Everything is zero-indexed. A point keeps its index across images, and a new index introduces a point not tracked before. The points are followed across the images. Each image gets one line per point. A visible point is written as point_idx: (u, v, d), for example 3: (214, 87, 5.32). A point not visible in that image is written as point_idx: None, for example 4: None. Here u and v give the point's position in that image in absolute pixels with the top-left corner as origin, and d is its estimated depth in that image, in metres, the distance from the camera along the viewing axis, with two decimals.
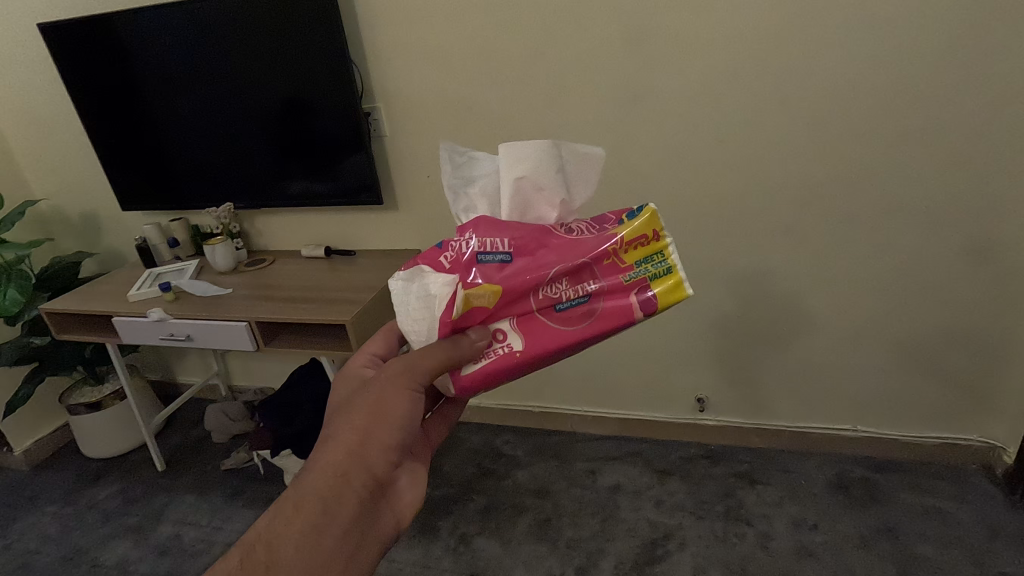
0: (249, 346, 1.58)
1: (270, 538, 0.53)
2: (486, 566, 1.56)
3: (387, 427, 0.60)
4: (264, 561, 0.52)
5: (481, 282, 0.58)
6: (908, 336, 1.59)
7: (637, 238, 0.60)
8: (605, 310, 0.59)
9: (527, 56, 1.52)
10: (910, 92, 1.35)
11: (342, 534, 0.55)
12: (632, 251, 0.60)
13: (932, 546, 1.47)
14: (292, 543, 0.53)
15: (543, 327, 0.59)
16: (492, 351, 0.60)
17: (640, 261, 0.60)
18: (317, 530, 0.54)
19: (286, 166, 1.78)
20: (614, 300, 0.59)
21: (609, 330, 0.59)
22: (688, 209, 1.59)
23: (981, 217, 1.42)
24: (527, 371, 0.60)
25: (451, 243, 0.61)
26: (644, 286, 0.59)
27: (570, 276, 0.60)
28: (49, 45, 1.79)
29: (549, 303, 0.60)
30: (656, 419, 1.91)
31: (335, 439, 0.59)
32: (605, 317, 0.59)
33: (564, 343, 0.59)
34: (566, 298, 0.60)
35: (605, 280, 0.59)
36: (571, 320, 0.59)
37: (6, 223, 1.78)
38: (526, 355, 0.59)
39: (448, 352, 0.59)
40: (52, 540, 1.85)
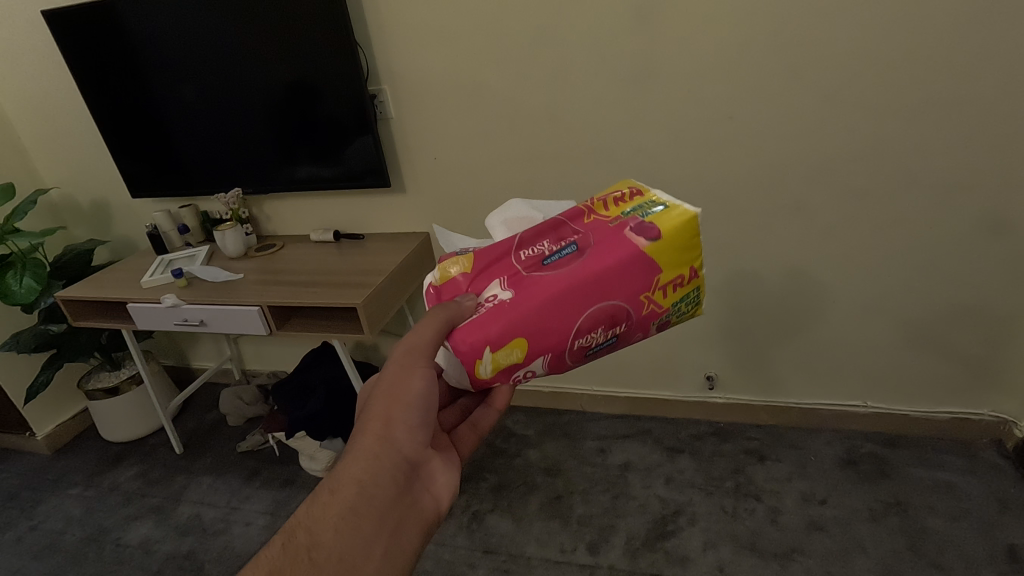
0: (262, 330, 1.60)
1: (307, 524, 0.54)
2: (499, 542, 1.59)
3: (409, 407, 0.62)
4: (307, 545, 0.52)
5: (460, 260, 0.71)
6: (919, 312, 1.58)
7: (612, 199, 0.70)
8: (592, 248, 0.64)
9: (533, 34, 1.51)
10: (924, 64, 1.32)
11: (378, 514, 0.56)
12: (614, 209, 0.68)
13: (942, 519, 1.47)
14: (331, 526, 0.54)
15: (534, 276, 0.64)
16: (483, 305, 0.64)
17: (622, 211, 0.67)
18: (354, 511, 0.55)
19: (293, 151, 1.78)
20: (600, 239, 0.64)
21: (602, 260, 0.62)
22: (697, 187, 1.58)
23: (996, 190, 1.40)
24: (529, 315, 0.61)
25: None
26: (632, 224, 0.65)
27: (552, 237, 0.67)
28: (54, 33, 1.79)
29: (539, 258, 0.66)
30: (665, 398, 1.92)
31: (361, 426, 0.61)
32: (597, 251, 0.63)
33: (563, 281, 0.62)
34: (552, 251, 0.66)
35: (586, 229, 0.66)
36: (562, 263, 0.64)
37: (19, 211, 1.80)
38: (523, 299, 0.62)
39: (439, 308, 0.64)
40: (77, 521, 1.90)
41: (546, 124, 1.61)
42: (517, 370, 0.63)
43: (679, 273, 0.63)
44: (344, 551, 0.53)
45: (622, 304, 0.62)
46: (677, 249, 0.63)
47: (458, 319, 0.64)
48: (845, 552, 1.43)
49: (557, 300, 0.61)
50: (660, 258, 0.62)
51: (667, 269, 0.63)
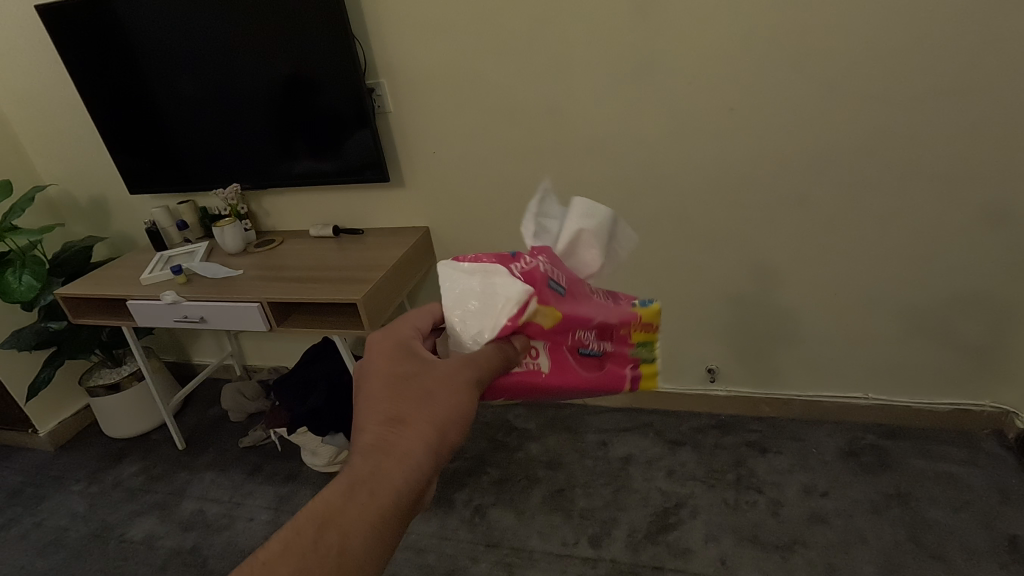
0: (262, 326, 1.60)
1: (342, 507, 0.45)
2: (501, 536, 1.60)
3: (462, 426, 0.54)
4: (338, 550, 0.44)
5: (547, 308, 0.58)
6: (922, 303, 1.57)
7: (644, 327, 0.64)
8: (607, 371, 0.64)
9: (530, 26, 1.49)
10: (926, 53, 1.30)
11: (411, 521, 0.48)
12: (639, 335, 0.65)
13: (943, 510, 1.48)
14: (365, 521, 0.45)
15: (567, 364, 0.62)
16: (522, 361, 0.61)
17: (644, 347, 0.65)
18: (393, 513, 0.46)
19: (291, 146, 1.77)
20: (618, 366, 0.65)
21: (604, 387, 0.64)
22: (699, 179, 1.57)
23: (998, 181, 1.39)
24: (540, 391, 0.62)
25: (522, 256, 0.59)
26: (637, 365, 0.65)
27: (602, 330, 0.63)
28: (48, 28, 1.77)
29: (578, 345, 0.62)
30: (666, 390, 1.92)
31: (412, 417, 0.51)
32: (606, 374, 0.64)
33: (572, 384, 0.62)
34: (591, 344, 0.63)
35: (620, 347, 0.65)
36: (586, 365, 0.63)
37: (17, 208, 1.79)
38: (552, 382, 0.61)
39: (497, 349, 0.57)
40: (81, 517, 1.90)
41: (545, 117, 1.59)
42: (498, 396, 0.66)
43: None
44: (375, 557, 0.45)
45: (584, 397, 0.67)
46: None
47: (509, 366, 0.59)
48: (846, 544, 1.43)
49: (560, 391, 0.63)
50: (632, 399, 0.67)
51: None
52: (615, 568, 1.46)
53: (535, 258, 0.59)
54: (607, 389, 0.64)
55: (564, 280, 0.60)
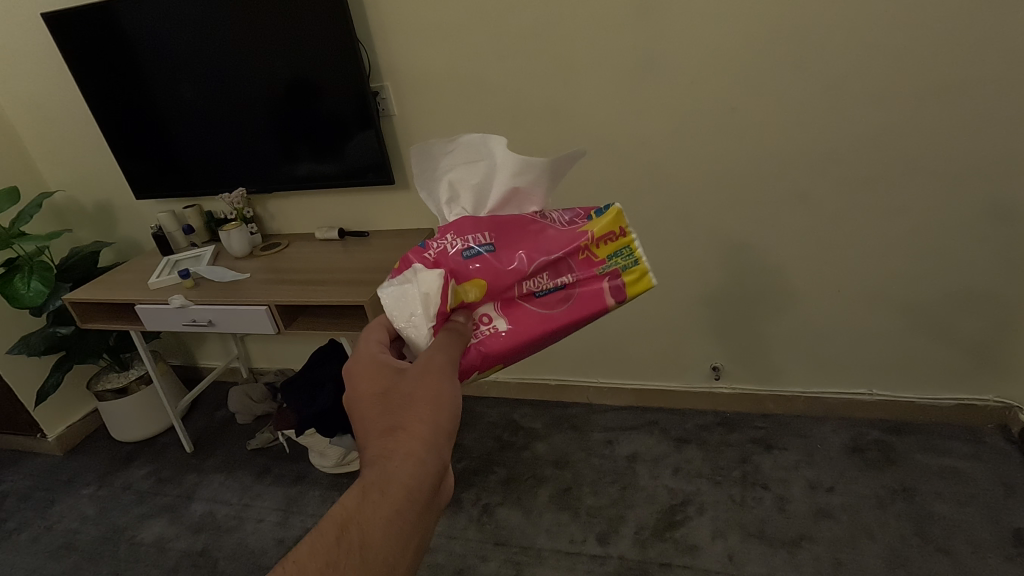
0: (270, 329, 1.61)
1: (358, 521, 0.43)
2: (509, 535, 1.61)
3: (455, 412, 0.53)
4: (358, 539, 0.43)
5: (470, 278, 0.65)
6: (926, 298, 1.58)
7: (606, 234, 0.70)
8: (581, 295, 0.68)
9: (533, 29, 1.50)
10: (924, 52, 1.32)
11: (429, 530, 0.47)
12: (603, 247, 0.70)
13: (948, 504, 1.49)
14: (384, 531, 0.44)
15: (525, 311, 0.67)
16: (479, 330, 0.66)
17: (609, 255, 0.70)
18: (407, 519, 0.45)
19: (294, 149, 1.78)
20: (589, 286, 0.68)
21: (583, 312, 0.67)
22: (701, 178, 1.58)
23: (998, 178, 1.40)
24: (516, 349, 0.66)
25: (432, 244, 0.66)
26: (615, 275, 0.68)
27: (550, 271, 0.68)
28: (55, 35, 1.79)
29: (530, 292, 0.67)
30: (670, 388, 1.93)
31: (403, 425, 0.50)
32: (581, 302, 0.68)
33: (549, 326, 0.67)
34: (544, 286, 0.68)
35: (579, 272, 0.68)
36: (551, 304, 0.68)
37: (25, 215, 1.80)
38: (523, 328, 0.66)
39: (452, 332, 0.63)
40: (91, 520, 1.92)
41: (548, 118, 1.61)
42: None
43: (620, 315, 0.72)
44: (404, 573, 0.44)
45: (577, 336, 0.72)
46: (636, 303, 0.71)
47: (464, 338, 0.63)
48: (852, 540, 1.44)
49: (540, 334, 0.66)
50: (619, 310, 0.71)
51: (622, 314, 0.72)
52: (623, 565, 1.47)
53: (445, 237, 0.66)
54: (589, 309, 0.67)
55: (493, 241, 0.67)
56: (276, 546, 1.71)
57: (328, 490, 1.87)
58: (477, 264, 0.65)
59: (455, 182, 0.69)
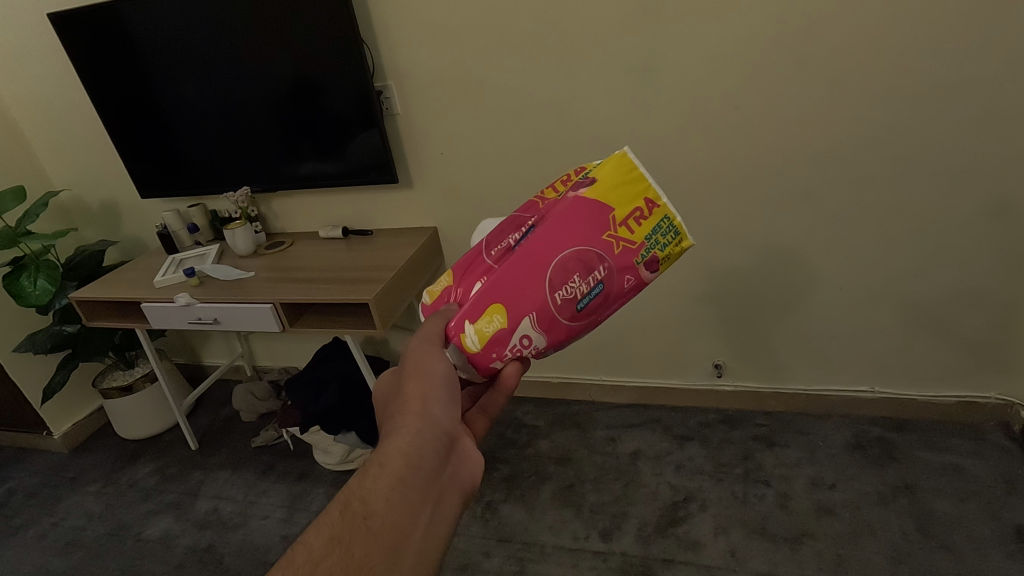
0: (275, 327, 1.62)
1: (360, 497, 0.48)
2: (512, 531, 1.62)
3: (441, 387, 0.58)
4: (361, 512, 0.47)
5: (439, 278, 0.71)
6: (929, 297, 1.59)
7: (558, 180, 0.71)
8: (549, 214, 0.64)
9: (537, 28, 1.51)
10: (927, 51, 1.32)
11: (434, 494, 0.51)
12: (562, 185, 0.69)
13: (949, 501, 1.49)
14: (384, 499, 0.48)
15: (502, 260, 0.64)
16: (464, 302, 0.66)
17: (570, 182, 0.68)
18: (406, 485, 0.49)
19: (297, 148, 1.79)
20: (556, 204, 0.65)
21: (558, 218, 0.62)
22: (703, 176, 1.58)
23: (1001, 175, 1.41)
24: (504, 287, 0.61)
25: None
26: (581, 182, 0.65)
27: (513, 224, 0.68)
28: (61, 36, 1.80)
29: (503, 247, 0.66)
30: (673, 386, 1.94)
31: (397, 410, 0.56)
32: (551, 216, 0.63)
33: (523, 250, 0.62)
34: (514, 235, 0.66)
35: (542, 206, 0.67)
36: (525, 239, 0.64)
37: (31, 214, 1.81)
38: (503, 268, 0.63)
39: (434, 316, 0.66)
40: (98, 517, 1.93)
41: (551, 117, 1.61)
42: (505, 339, 0.61)
43: (632, 206, 0.62)
44: (412, 536, 0.48)
45: (595, 249, 0.61)
46: (624, 187, 0.63)
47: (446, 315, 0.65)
48: (854, 536, 1.45)
49: (524, 260, 0.61)
50: (609, 199, 0.62)
51: (626, 207, 0.62)
52: (626, 562, 1.48)
53: None
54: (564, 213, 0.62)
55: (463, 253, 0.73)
56: (281, 542, 1.72)
57: (332, 488, 1.88)
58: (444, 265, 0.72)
59: None
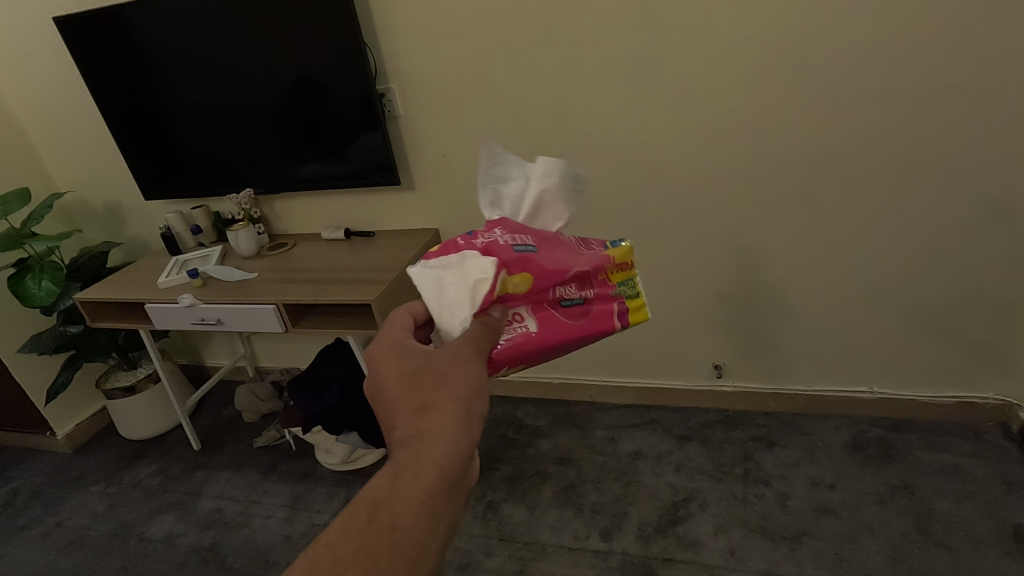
0: (278, 327, 1.63)
1: (389, 504, 0.43)
2: (513, 531, 1.63)
3: (480, 396, 0.53)
4: (391, 522, 0.43)
5: (516, 271, 0.62)
6: (928, 298, 1.60)
7: (623, 262, 0.73)
8: (597, 313, 0.68)
9: (537, 31, 1.53)
10: (923, 53, 1.33)
11: (459, 512, 0.47)
12: (618, 272, 0.72)
13: (948, 501, 1.50)
14: (414, 513, 0.43)
15: (551, 318, 0.66)
16: (509, 328, 0.63)
17: (621, 281, 0.72)
18: (438, 499, 0.45)
19: (299, 150, 1.80)
20: (602, 305, 0.69)
21: (597, 331, 0.68)
22: (703, 177, 1.60)
23: (998, 177, 1.42)
24: (537, 353, 0.65)
25: (479, 235, 0.63)
26: (624, 301, 0.71)
27: (576, 282, 0.68)
28: (66, 39, 1.82)
29: (555, 300, 0.66)
30: (673, 386, 1.95)
31: (432, 404, 0.50)
32: (595, 318, 0.68)
33: (568, 334, 0.66)
34: (570, 297, 0.67)
35: (597, 289, 0.70)
36: (572, 315, 0.67)
37: (36, 216, 1.83)
38: (549, 334, 0.64)
39: (486, 326, 0.59)
40: (101, 517, 1.95)
41: (552, 119, 1.63)
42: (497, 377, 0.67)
43: None
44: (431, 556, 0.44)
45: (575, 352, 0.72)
46: None
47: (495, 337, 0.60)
48: (853, 536, 1.46)
49: (559, 346, 0.66)
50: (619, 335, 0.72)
51: None
52: (626, 560, 1.49)
53: (491, 231, 0.64)
54: (601, 330, 0.68)
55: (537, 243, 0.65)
56: (283, 541, 1.73)
57: (334, 488, 1.89)
58: (525, 259, 0.63)
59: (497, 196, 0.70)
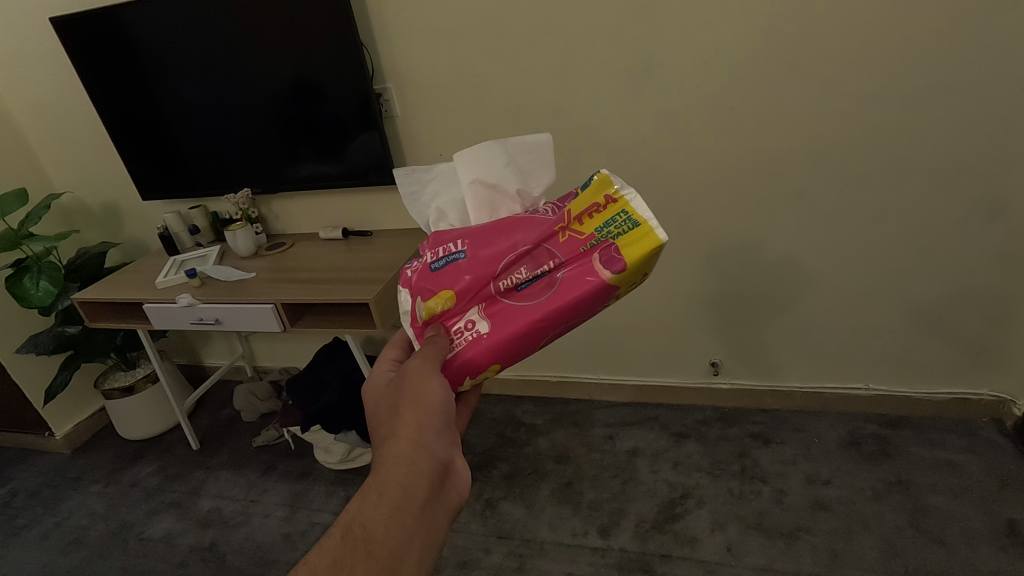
0: (276, 327, 1.63)
1: (360, 522, 0.54)
2: (512, 528, 1.64)
3: (435, 412, 0.61)
4: (361, 538, 0.53)
5: (438, 290, 0.66)
6: (923, 295, 1.61)
7: (589, 207, 0.65)
8: (562, 281, 0.63)
9: (534, 32, 1.53)
10: (918, 52, 1.34)
11: (428, 518, 0.56)
12: (589, 220, 0.64)
13: (943, 496, 1.51)
14: (383, 525, 0.54)
15: (507, 309, 0.65)
16: (463, 336, 0.66)
17: (598, 227, 0.64)
18: (401, 512, 0.55)
19: (296, 149, 1.81)
20: (571, 270, 0.63)
21: (566, 301, 0.62)
22: (699, 176, 1.60)
23: (991, 175, 1.43)
24: (501, 350, 0.65)
25: (417, 261, 0.70)
26: (606, 248, 0.62)
27: (528, 262, 0.65)
28: (62, 40, 1.82)
29: (509, 288, 0.65)
30: (670, 384, 1.96)
31: (393, 435, 0.60)
32: (564, 286, 0.62)
33: (525, 319, 0.63)
34: (524, 279, 0.65)
35: (561, 255, 0.64)
36: (532, 296, 0.64)
37: (35, 216, 1.83)
38: (503, 329, 0.64)
39: (427, 344, 0.66)
40: (100, 516, 1.95)
41: (549, 119, 1.63)
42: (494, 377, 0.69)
43: (631, 286, 0.64)
44: (407, 559, 0.53)
45: (583, 321, 0.66)
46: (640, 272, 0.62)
47: (443, 352, 0.65)
48: (849, 532, 1.47)
49: (525, 332, 0.63)
50: (622, 285, 0.62)
51: (627, 286, 0.64)
52: (624, 557, 1.50)
53: (424, 255, 0.69)
54: (571, 297, 0.62)
55: (466, 245, 0.66)
56: (283, 540, 1.74)
57: (333, 486, 1.90)
58: (445, 272, 0.66)
59: (443, 206, 0.73)
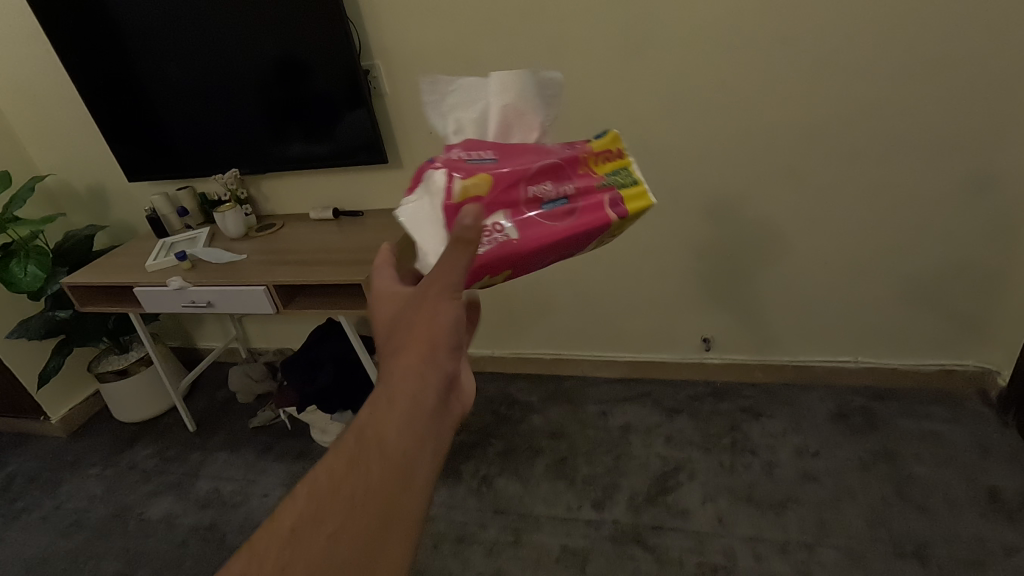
0: (269, 308, 1.62)
1: (374, 428, 0.42)
2: (507, 503, 1.67)
3: (451, 320, 0.47)
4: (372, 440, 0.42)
5: (474, 173, 0.58)
6: (913, 269, 1.62)
7: (605, 151, 0.68)
8: (584, 208, 0.62)
9: (524, 5, 1.50)
10: (912, 24, 1.33)
11: (440, 435, 0.44)
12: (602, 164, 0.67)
13: (928, 466, 1.55)
14: (397, 425, 0.42)
15: (534, 220, 0.59)
16: (487, 238, 0.57)
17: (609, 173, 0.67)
18: (415, 419, 0.43)
19: (284, 129, 1.78)
20: (592, 199, 0.62)
21: (592, 223, 0.60)
22: (691, 152, 1.59)
23: (982, 148, 1.43)
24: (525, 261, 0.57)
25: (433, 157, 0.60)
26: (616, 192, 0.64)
27: (552, 178, 0.62)
28: (40, 17, 1.76)
29: (537, 201, 0.61)
30: (662, 360, 1.97)
31: (400, 338, 0.46)
32: (585, 213, 0.61)
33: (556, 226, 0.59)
34: (550, 196, 0.61)
35: (583, 182, 0.63)
36: (557, 216, 0.60)
37: (19, 200, 1.80)
38: (530, 235, 0.58)
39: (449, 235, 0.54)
40: (100, 499, 1.97)
41: None
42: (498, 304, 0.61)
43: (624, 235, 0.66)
44: (423, 467, 0.42)
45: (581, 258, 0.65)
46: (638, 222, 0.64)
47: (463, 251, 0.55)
48: (836, 501, 1.51)
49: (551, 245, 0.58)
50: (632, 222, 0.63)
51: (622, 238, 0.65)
52: (617, 530, 1.53)
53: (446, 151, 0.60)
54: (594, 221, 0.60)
55: (493, 152, 0.61)
56: None
57: None
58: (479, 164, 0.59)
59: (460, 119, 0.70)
